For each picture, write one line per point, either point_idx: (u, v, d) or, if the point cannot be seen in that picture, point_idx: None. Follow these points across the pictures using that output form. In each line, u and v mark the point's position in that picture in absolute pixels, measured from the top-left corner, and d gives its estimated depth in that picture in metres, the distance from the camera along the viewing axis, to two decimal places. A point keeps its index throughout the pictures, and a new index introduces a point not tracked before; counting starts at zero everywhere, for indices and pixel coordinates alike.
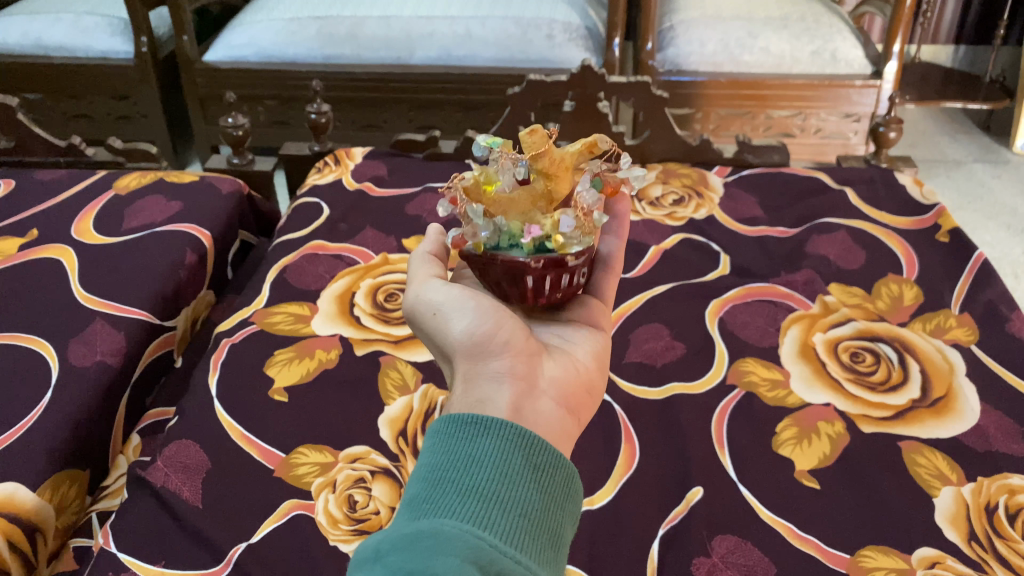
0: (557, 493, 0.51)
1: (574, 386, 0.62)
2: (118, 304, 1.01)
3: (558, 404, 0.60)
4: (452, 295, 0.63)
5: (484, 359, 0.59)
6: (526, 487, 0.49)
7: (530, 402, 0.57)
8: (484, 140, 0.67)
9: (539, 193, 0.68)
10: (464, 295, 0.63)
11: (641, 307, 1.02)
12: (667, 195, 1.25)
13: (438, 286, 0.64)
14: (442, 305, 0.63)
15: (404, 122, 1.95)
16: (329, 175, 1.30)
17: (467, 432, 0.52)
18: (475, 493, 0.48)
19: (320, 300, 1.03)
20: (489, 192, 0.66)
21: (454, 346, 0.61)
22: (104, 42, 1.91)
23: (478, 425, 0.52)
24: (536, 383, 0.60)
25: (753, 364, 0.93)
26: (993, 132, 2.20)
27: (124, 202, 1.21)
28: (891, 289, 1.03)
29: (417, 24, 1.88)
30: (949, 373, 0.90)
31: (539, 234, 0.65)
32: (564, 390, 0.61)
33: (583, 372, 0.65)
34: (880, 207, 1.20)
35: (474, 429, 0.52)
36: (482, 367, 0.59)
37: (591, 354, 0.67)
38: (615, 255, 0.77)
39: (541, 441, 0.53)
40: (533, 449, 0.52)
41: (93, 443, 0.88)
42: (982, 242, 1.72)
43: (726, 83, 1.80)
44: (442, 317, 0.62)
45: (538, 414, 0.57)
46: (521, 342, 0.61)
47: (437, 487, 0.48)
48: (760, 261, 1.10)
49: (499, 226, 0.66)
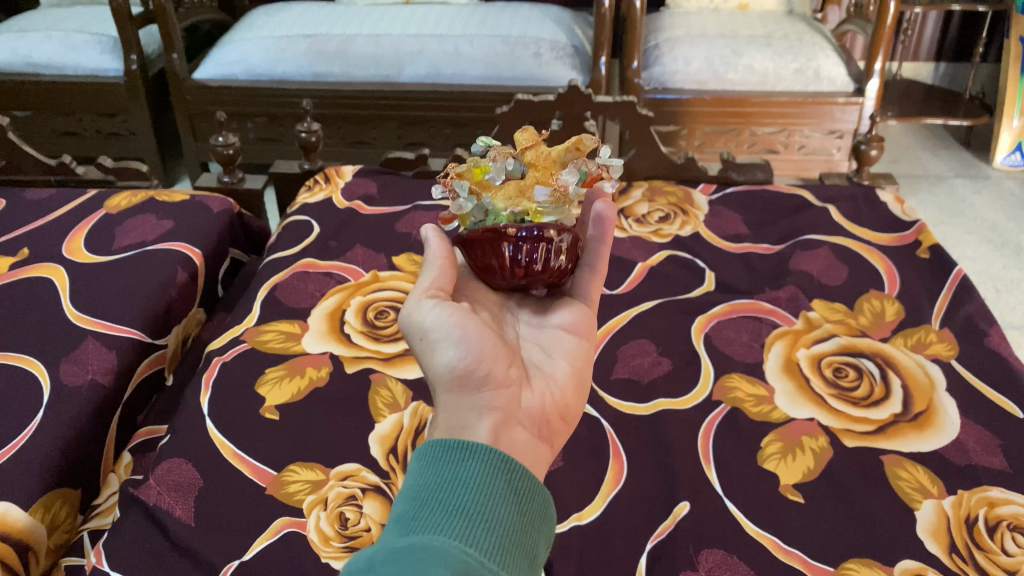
0: (536, 515, 0.53)
1: (551, 413, 0.64)
2: (110, 322, 1.02)
3: (535, 433, 0.61)
4: (444, 319, 0.62)
5: (467, 390, 0.61)
6: (508, 506, 0.51)
7: (509, 429, 0.59)
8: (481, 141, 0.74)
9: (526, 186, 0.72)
10: (456, 321, 0.62)
11: (628, 323, 1.04)
12: (653, 213, 1.27)
13: (430, 305, 0.63)
14: (432, 329, 0.62)
15: (393, 139, 1.97)
16: (319, 193, 1.31)
17: (452, 455, 0.53)
18: (461, 511, 0.49)
19: (310, 318, 1.04)
20: (479, 177, 0.72)
21: (437, 375, 0.62)
22: (93, 60, 1.92)
23: (462, 449, 0.54)
24: (514, 412, 0.61)
25: (738, 379, 0.94)
26: (973, 147, 2.23)
27: (115, 221, 1.22)
28: (873, 305, 1.05)
29: (405, 42, 1.89)
30: (930, 388, 0.92)
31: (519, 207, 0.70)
32: (541, 417, 0.63)
33: (561, 399, 0.65)
34: (862, 224, 1.22)
35: (460, 453, 0.53)
36: (465, 398, 0.61)
37: (571, 370, 0.68)
38: (600, 258, 0.75)
39: (522, 467, 0.54)
40: (513, 473, 0.53)
41: (85, 462, 0.89)
42: (963, 257, 1.75)
43: (711, 100, 1.82)
44: (433, 341, 0.62)
45: (515, 441, 0.58)
46: (501, 374, 0.62)
47: (424, 505, 0.49)
48: (745, 278, 1.12)
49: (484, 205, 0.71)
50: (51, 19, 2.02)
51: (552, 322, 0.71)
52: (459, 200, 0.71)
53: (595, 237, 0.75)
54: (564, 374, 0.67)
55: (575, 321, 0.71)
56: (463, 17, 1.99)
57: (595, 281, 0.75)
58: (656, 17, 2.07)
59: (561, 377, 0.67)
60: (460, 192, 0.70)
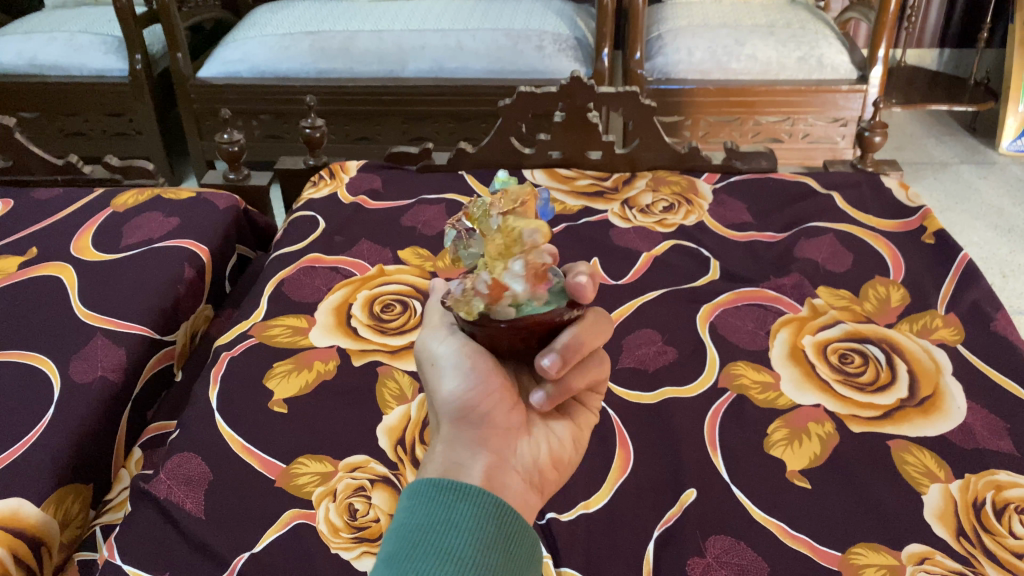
0: (523, 558, 0.54)
1: (544, 464, 0.63)
2: (119, 320, 1.03)
3: (525, 483, 0.60)
4: (455, 350, 0.63)
5: (467, 424, 0.60)
6: (499, 549, 0.53)
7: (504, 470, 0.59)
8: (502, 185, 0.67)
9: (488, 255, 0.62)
10: (466, 353, 0.62)
11: (632, 313, 1.04)
12: (657, 203, 1.27)
13: (443, 336, 0.64)
14: (443, 357, 0.63)
15: (397, 134, 1.96)
16: (324, 189, 1.31)
17: (447, 496, 0.54)
18: (450, 558, 0.51)
19: (317, 312, 1.04)
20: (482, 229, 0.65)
21: (443, 404, 0.61)
22: (98, 60, 1.93)
23: (457, 490, 0.55)
24: (508, 459, 0.61)
25: (744, 366, 0.95)
26: (978, 133, 2.22)
27: (122, 219, 1.22)
28: (878, 291, 1.05)
29: (408, 37, 1.90)
30: (936, 372, 0.92)
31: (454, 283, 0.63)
32: (534, 466, 0.62)
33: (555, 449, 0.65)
34: (866, 211, 1.22)
35: (452, 495, 0.54)
36: (465, 433, 0.60)
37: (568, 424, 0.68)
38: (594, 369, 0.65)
39: (515, 512, 0.55)
40: (503, 516, 0.54)
41: (96, 457, 0.90)
42: (969, 243, 1.74)
43: (715, 90, 1.81)
44: (440, 370, 0.63)
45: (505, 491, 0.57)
46: (504, 417, 0.62)
47: (416, 547, 0.51)
48: (750, 266, 1.12)
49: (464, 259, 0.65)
50: (55, 20, 2.03)
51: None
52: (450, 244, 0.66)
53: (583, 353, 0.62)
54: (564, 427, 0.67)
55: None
56: (464, 11, 1.99)
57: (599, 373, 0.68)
58: (657, 8, 2.06)
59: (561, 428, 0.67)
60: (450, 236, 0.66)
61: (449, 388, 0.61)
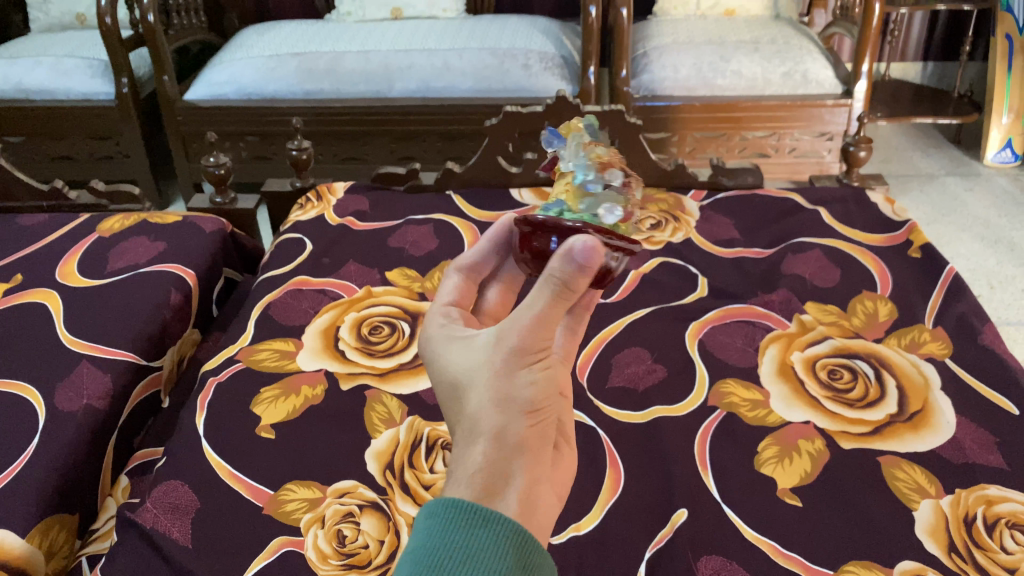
0: None
1: (563, 475, 0.59)
2: (105, 347, 1.02)
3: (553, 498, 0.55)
4: (532, 376, 0.53)
5: (521, 445, 0.52)
6: None
7: (539, 486, 0.52)
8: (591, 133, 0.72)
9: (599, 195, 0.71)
10: (539, 381, 0.53)
11: (621, 332, 1.03)
12: (644, 220, 1.26)
13: (529, 362, 0.53)
14: (519, 378, 0.52)
15: (385, 154, 1.96)
16: (311, 211, 1.30)
17: (467, 520, 0.47)
18: None
19: (305, 335, 1.03)
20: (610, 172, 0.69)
21: (501, 417, 0.52)
22: (84, 84, 1.92)
23: (478, 515, 0.47)
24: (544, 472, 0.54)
25: (734, 385, 0.94)
26: (963, 145, 2.23)
27: (109, 244, 1.22)
28: (865, 305, 1.05)
29: (395, 58, 1.91)
30: (925, 387, 0.92)
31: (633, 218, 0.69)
32: (558, 477, 0.57)
33: (566, 456, 0.60)
34: (853, 225, 1.22)
35: (473, 519, 0.47)
36: (518, 452, 0.52)
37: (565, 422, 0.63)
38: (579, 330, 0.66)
39: (535, 545, 0.48)
40: (525, 547, 0.47)
41: (82, 486, 0.89)
42: (957, 254, 1.74)
43: (700, 106, 1.81)
44: (505, 378, 0.52)
45: (540, 508, 0.52)
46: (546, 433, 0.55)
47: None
48: (738, 283, 1.12)
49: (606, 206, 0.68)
50: (41, 45, 2.03)
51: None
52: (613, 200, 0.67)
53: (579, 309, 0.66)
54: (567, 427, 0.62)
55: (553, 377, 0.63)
56: (451, 31, 2.00)
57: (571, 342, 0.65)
58: (642, 26, 2.06)
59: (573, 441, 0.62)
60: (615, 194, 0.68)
61: (510, 393, 0.52)
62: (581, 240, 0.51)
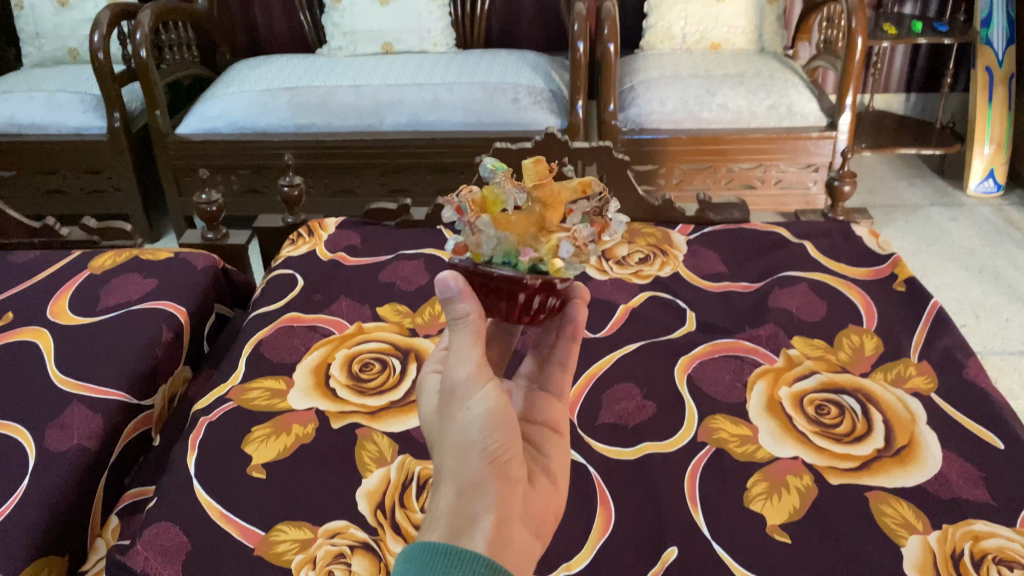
0: None
1: (547, 512, 0.62)
2: (96, 386, 1.02)
3: (532, 534, 0.59)
4: (483, 409, 0.58)
5: (487, 479, 0.56)
6: None
7: (511, 521, 0.56)
8: (490, 165, 0.70)
9: (531, 220, 0.69)
10: (490, 413, 0.58)
11: (611, 367, 1.04)
12: (633, 254, 1.28)
13: (476, 395, 0.59)
14: (470, 412, 0.58)
15: (376, 187, 1.98)
16: (303, 246, 1.31)
17: (443, 561, 0.51)
18: None
19: (296, 373, 1.04)
20: (493, 209, 0.70)
21: (461, 456, 0.57)
22: (76, 119, 1.93)
23: (453, 554, 0.52)
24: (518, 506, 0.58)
25: (723, 420, 0.95)
26: (947, 175, 2.26)
27: (100, 281, 1.22)
28: (852, 339, 1.07)
29: (386, 92, 1.93)
30: (911, 422, 0.93)
31: (534, 255, 0.68)
32: (540, 514, 0.61)
33: (554, 494, 0.64)
34: (839, 259, 1.23)
35: (447, 560, 0.51)
36: (484, 487, 0.56)
37: (557, 463, 0.67)
38: (569, 358, 0.75)
39: (510, 573, 0.52)
40: None
41: (71, 527, 0.89)
42: (942, 284, 1.76)
43: (686, 139, 1.84)
44: (460, 418, 0.58)
45: (515, 541, 0.55)
46: (515, 469, 0.59)
47: None
48: (726, 318, 1.13)
49: (497, 243, 0.68)
50: (34, 80, 2.04)
51: (535, 419, 0.70)
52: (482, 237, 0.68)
53: (566, 337, 0.76)
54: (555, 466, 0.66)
55: (547, 415, 0.70)
56: (441, 66, 2.03)
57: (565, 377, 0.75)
58: (630, 59, 2.09)
59: (558, 476, 0.66)
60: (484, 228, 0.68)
61: (465, 432, 0.58)
62: (448, 278, 0.63)
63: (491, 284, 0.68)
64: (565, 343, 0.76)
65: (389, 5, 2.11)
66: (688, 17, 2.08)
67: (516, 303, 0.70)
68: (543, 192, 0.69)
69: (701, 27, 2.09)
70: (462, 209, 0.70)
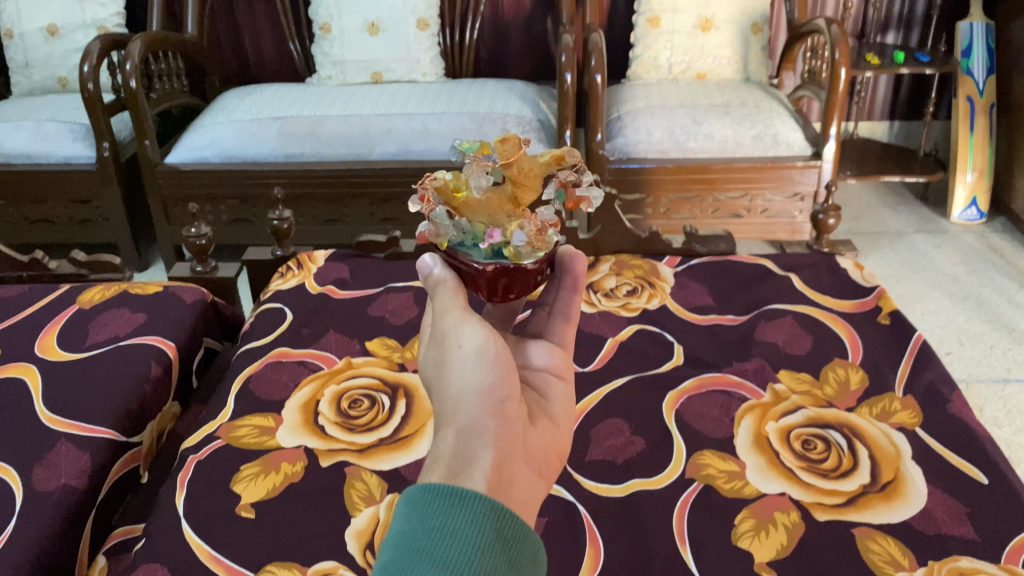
0: (525, 566, 0.51)
1: (549, 453, 0.64)
2: (84, 423, 1.02)
3: (533, 473, 0.61)
4: (478, 348, 0.62)
5: (486, 413, 0.59)
6: (497, 560, 0.50)
7: (511, 461, 0.58)
8: (460, 147, 0.73)
9: (503, 201, 0.76)
10: (485, 351, 0.62)
11: (600, 402, 1.05)
12: (621, 287, 1.29)
13: (469, 333, 0.63)
14: (466, 350, 0.62)
15: (365, 216, 1.98)
16: (291, 279, 1.32)
17: (444, 501, 0.52)
18: (451, 567, 0.48)
19: (285, 410, 1.04)
20: (459, 196, 0.75)
21: (459, 395, 0.60)
22: (65, 148, 1.94)
23: (452, 495, 0.52)
24: (519, 446, 0.60)
25: (710, 456, 0.96)
26: (931, 203, 2.29)
27: (89, 316, 1.22)
28: (837, 373, 1.08)
29: (375, 122, 1.95)
30: (897, 457, 0.94)
31: (497, 241, 0.75)
32: (542, 455, 0.63)
33: (555, 436, 0.66)
34: (824, 291, 1.25)
35: (448, 499, 0.52)
36: (483, 421, 0.58)
37: (560, 407, 0.69)
38: (571, 309, 0.78)
39: (510, 511, 0.53)
40: (502, 520, 0.52)
41: (59, 568, 0.88)
42: (927, 311, 1.78)
43: (673, 169, 1.86)
44: (457, 361, 0.62)
45: (515, 477, 0.57)
46: (514, 410, 0.61)
47: (413, 558, 0.48)
48: (713, 351, 1.14)
49: (462, 228, 0.76)
50: (23, 109, 2.05)
51: (535, 366, 0.72)
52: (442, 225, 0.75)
53: (566, 288, 0.79)
54: (558, 410, 0.69)
55: (551, 364, 0.73)
56: (430, 95, 2.04)
57: (568, 329, 0.77)
58: (617, 89, 2.11)
59: (559, 420, 0.68)
60: (441, 221, 0.74)
61: (462, 374, 0.61)
62: (425, 262, 0.75)
63: (458, 269, 0.77)
64: (566, 295, 0.79)
65: (378, 35, 2.13)
66: (674, 48, 2.11)
67: (480, 289, 0.76)
68: (512, 174, 0.74)
69: (687, 57, 2.11)
70: (427, 195, 0.76)
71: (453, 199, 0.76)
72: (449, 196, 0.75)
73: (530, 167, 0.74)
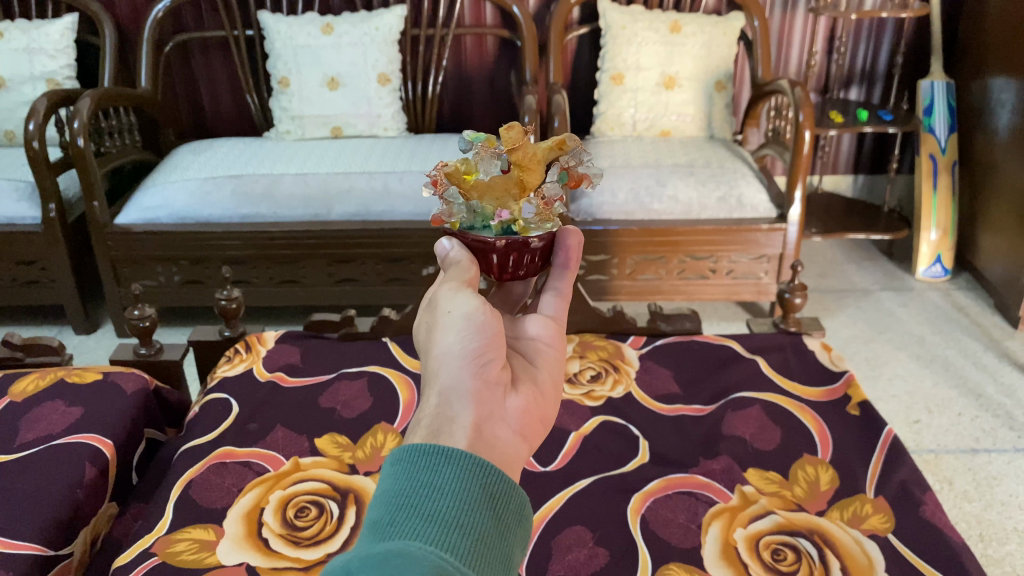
0: (511, 518, 0.52)
1: (534, 416, 0.63)
2: (8, 537, 0.94)
3: (517, 433, 0.60)
4: (464, 312, 0.63)
5: (467, 374, 0.60)
6: (482, 514, 0.50)
7: (493, 422, 0.58)
8: (468, 137, 0.80)
9: (510, 184, 0.79)
10: (472, 313, 0.63)
11: (562, 508, 1.00)
12: (585, 371, 1.25)
13: (459, 298, 0.64)
14: (452, 315, 0.63)
15: (323, 277, 1.92)
16: (239, 365, 1.26)
17: (428, 459, 0.52)
18: (438, 519, 0.49)
19: (226, 522, 0.97)
20: (469, 179, 0.79)
21: (442, 357, 0.61)
22: (9, 208, 1.86)
23: (436, 452, 0.52)
24: (501, 408, 0.60)
25: (677, 570, 0.90)
26: (896, 258, 2.30)
27: (21, 411, 1.15)
28: (807, 472, 1.04)
29: (334, 181, 1.89)
30: (870, 569, 0.88)
31: (506, 217, 0.78)
32: (523, 419, 0.62)
33: (541, 402, 0.65)
34: (792, 377, 1.22)
35: (432, 459, 0.52)
36: (463, 382, 0.60)
37: (548, 375, 0.68)
38: (563, 284, 0.75)
39: (491, 466, 0.53)
40: (488, 475, 0.52)
41: None
42: (894, 375, 1.77)
43: (638, 231, 1.83)
44: (444, 324, 0.63)
45: (497, 437, 0.58)
46: (496, 373, 0.62)
47: (401, 512, 0.49)
48: (678, 448, 1.10)
49: (473, 209, 0.79)
50: None
51: (527, 337, 0.71)
52: (454, 205, 0.79)
53: (560, 266, 0.77)
54: (545, 378, 0.68)
55: (544, 335, 0.70)
56: (391, 153, 2.01)
57: (562, 304, 0.74)
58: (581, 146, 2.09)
59: (548, 387, 0.67)
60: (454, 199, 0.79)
61: (448, 337, 0.62)
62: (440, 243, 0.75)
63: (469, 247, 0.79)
64: (560, 271, 0.77)
65: (338, 90, 2.08)
66: (638, 105, 2.09)
67: (491, 264, 0.79)
68: (518, 156, 0.78)
69: (651, 115, 2.10)
70: (439, 180, 0.80)
71: (464, 182, 0.79)
72: (459, 179, 0.79)
73: (534, 151, 0.79)
